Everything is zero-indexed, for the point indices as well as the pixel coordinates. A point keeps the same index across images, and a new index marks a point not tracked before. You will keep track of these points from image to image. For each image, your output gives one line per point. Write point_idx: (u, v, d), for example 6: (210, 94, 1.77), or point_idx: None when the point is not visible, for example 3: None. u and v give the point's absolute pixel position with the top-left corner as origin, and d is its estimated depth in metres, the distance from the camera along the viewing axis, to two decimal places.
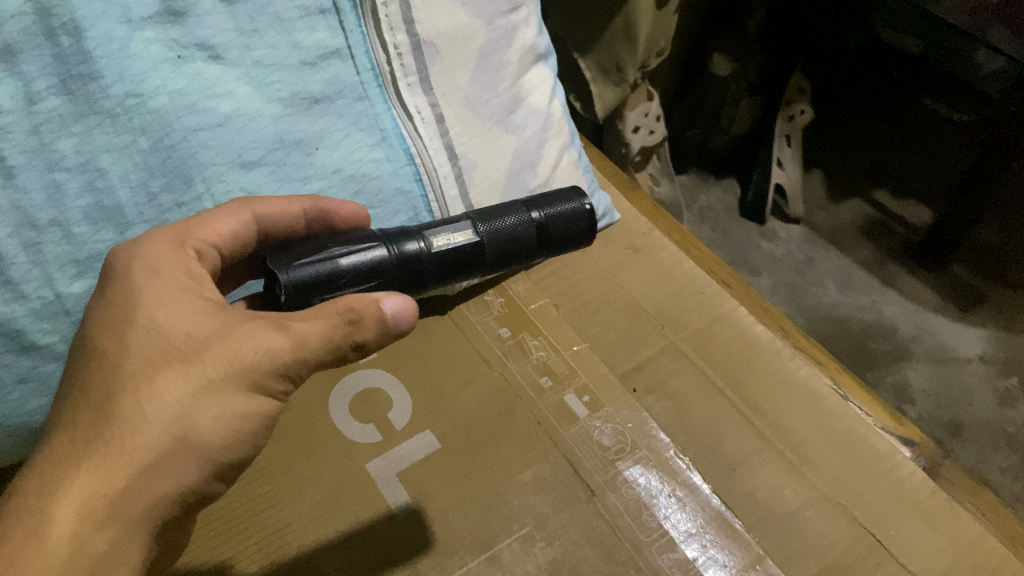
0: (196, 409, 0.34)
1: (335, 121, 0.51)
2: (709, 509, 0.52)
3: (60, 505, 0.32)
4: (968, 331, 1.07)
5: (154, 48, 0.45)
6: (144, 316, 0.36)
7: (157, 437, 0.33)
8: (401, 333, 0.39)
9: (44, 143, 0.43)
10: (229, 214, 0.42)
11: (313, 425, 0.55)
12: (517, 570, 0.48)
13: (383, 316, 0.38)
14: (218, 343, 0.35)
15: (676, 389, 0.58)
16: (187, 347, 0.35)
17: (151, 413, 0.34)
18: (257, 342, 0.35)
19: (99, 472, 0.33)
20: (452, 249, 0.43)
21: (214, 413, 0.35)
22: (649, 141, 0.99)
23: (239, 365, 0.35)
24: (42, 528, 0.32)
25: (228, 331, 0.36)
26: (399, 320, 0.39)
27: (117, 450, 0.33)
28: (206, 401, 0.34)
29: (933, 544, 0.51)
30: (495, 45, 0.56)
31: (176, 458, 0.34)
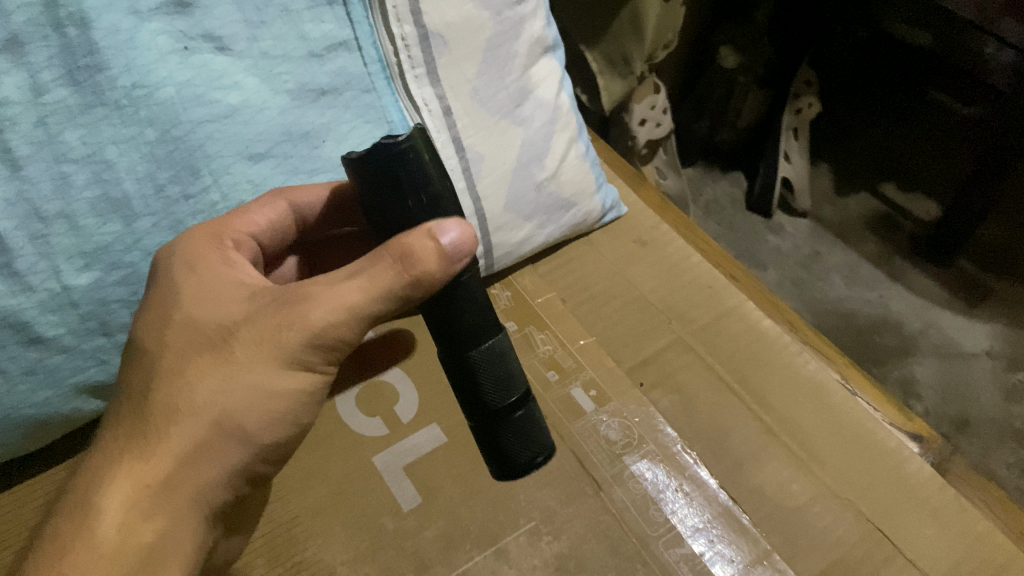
0: (230, 396, 0.34)
1: (342, 113, 0.51)
2: (716, 504, 0.52)
3: (97, 495, 0.33)
4: (975, 326, 1.06)
5: (161, 39, 0.45)
6: (178, 311, 0.36)
7: (202, 428, 0.34)
8: (455, 258, 0.34)
9: (51, 134, 0.42)
10: (266, 207, 0.44)
11: (326, 418, 0.55)
12: (523, 564, 0.48)
13: (437, 235, 0.33)
14: (249, 325, 0.35)
15: (684, 384, 0.58)
16: (215, 335, 0.35)
17: (194, 403, 0.34)
18: (290, 316, 0.34)
19: (146, 465, 0.33)
20: (507, 350, 0.37)
21: (252, 395, 0.35)
22: (655, 133, 0.98)
23: (269, 344, 0.34)
24: (90, 523, 0.33)
25: (258, 311, 0.35)
26: (457, 251, 0.34)
27: (155, 441, 0.34)
28: (241, 385, 0.34)
29: (941, 540, 0.51)
30: (504, 36, 0.55)
31: (218, 442, 0.34)
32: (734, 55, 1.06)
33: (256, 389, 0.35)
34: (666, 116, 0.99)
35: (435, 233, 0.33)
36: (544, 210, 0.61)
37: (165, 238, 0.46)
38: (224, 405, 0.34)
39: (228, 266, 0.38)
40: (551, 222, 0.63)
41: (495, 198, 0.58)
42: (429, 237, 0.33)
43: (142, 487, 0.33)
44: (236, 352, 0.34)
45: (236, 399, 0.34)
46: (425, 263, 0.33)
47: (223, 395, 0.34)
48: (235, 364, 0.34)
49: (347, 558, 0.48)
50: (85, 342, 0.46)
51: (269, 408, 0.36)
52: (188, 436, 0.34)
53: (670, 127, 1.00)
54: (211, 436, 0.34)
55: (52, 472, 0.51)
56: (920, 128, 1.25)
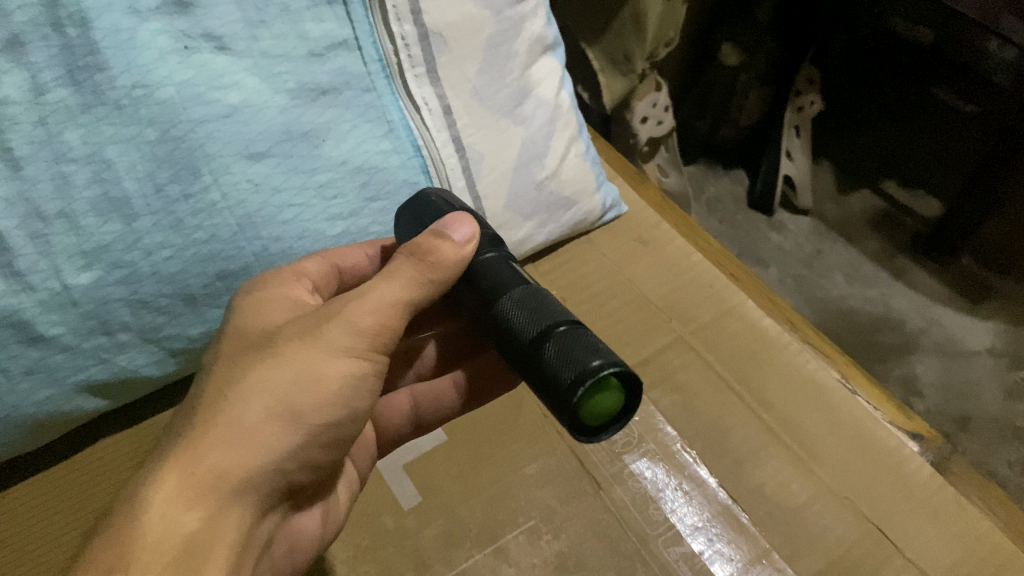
0: (273, 378, 0.35)
1: (342, 112, 0.51)
2: (716, 503, 0.52)
3: (143, 487, 0.33)
4: (977, 324, 1.06)
5: (161, 39, 0.45)
6: (230, 325, 0.39)
7: (252, 407, 0.35)
8: (467, 243, 0.39)
9: (51, 134, 0.42)
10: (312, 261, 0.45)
11: None
12: (523, 562, 0.48)
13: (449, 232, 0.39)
14: (291, 328, 0.37)
15: (684, 383, 0.58)
16: (260, 339, 0.37)
17: (242, 388, 0.35)
18: (335, 317, 0.36)
19: (196, 451, 0.34)
20: (531, 304, 0.36)
21: (296, 378, 0.35)
22: (656, 131, 0.99)
23: (309, 338, 0.36)
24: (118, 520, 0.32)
25: (299, 319, 0.37)
26: (463, 236, 0.39)
27: (206, 427, 0.34)
28: (284, 366, 0.35)
29: (941, 539, 0.51)
30: (503, 36, 0.56)
31: (269, 425, 0.35)
32: (736, 53, 1.05)
33: (303, 371, 0.36)
34: (668, 113, 0.99)
35: (448, 231, 0.39)
36: (545, 209, 0.61)
37: (165, 238, 0.46)
38: (272, 388, 0.35)
39: (282, 285, 0.41)
40: (551, 221, 0.63)
41: (496, 197, 0.58)
42: (443, 233, 0.39)
43: (190, 475, 0.33)
44: (280, 345, 0.36)
45: (281, 382, 0.35)
46: (444, 251, 0.38)
47: (269, 380, 0.35)
48: (279, 355, 0.36)
49: (347, 557, 0.48)
50: (86, 342, 0.45)
51: (315, 394, 0.36)
52: (235, 423, 0.34)
53: (672, 125, 1.00)
54: (260, 418, 0.35)
55: (47, 474, 0.51)
56: (921, 126, 1.25)
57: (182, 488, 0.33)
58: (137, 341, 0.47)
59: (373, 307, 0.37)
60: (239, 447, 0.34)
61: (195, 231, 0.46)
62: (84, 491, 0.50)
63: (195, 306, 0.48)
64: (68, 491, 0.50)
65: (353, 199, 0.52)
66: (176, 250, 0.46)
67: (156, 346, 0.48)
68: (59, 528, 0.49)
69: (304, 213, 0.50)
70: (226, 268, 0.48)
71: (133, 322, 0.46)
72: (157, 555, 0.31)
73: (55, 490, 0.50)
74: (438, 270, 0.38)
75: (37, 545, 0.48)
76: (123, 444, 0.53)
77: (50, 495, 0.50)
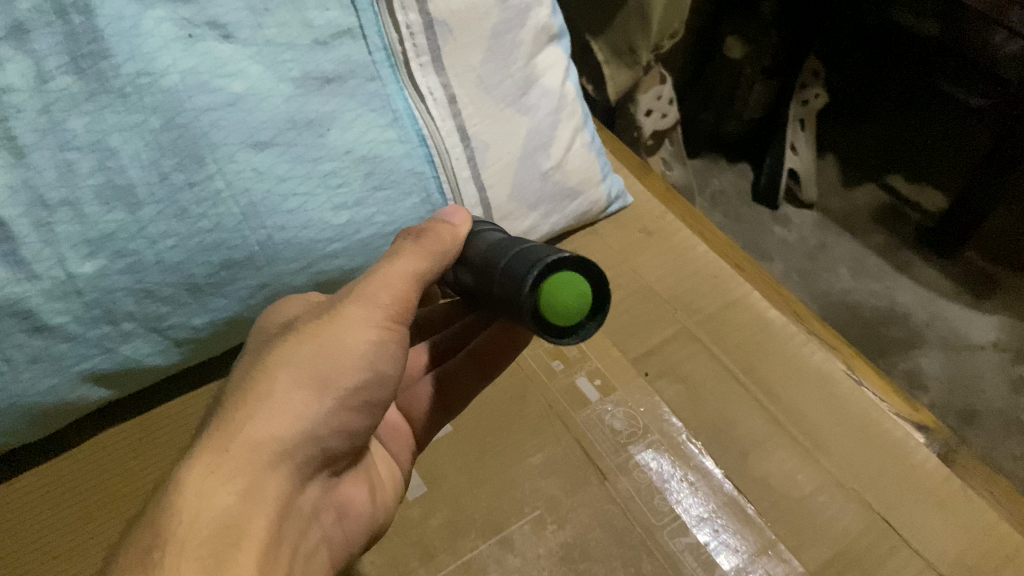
0: (295, 354, 0.36)
1: (346, 101, 0.51)
2: (721, 494, 0.52)
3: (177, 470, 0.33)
4: (982, 318, 1.06)
5: (165, 27, 0.44)
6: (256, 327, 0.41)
7: (278, 382, 0.35)
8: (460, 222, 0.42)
9: (55, 122, 0.42)
10: None
11: None
12: (528, 553, 0.48)
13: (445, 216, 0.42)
14: (310, 314, 0.38)
15: (690, 373, 0.58)
16: (281, 330, 0.38)
17: (266, 367, 0.36)
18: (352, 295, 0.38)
19: (226, 429, 0.34)
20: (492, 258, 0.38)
21: (318, 351, 0.36)
22: (660, 124, 0.98)
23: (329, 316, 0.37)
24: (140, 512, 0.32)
25: (316, 307, 0.39)
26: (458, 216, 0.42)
27: (234, 408, 0.35)
28: (305, 342, 0.36)
29: (947, 531, 0.51)
30: (508, 24, 0.56)
31: (298, 397, 0.35)
32: (741, 46, 1.05)
33: (324, 343, 0.37)
34: (672, 107, 0.98)
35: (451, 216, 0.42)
36: (549, 199, 0.61)
37: (169, 226, 0.45)
38: (295, 363, 0.36)
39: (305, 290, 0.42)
40: (556, 211, 0.62)
41: (500, 187, 0.58)
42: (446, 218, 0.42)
43: (224, 451, 0.33)
44: (305, 327, 0.37)
45: (307, 355, 0.36)
46: (446, 228, 0.41)
47: (297, 356, 0.36)
48: (302, 334, 0.37)
49: None
50: (90, 330, 0.45)
51: (339, 362, 0.36)
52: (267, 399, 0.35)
53: (676, 118, 1.00)
54: (288, 391, 0.35)
55: (52, 462, 0.50)
56: (926, 119, 1.24)
57: (218, 466, 0.33)
58: (141, 330, 0.47)
59: (390, 282, 0.38)
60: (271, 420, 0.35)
61: (199, 219, 0.46)
62: (88, 480, 0.49)
63: (199, 295, 0.48)
64: (72, 479, 0.49)
65: (357, 189, 0.51)
66: (181, 238, 0.46)
67: (160, 336, 0.48)
68: (61, 517, 0.48)
69: (308, 203, 0.49)
70: (231, 256, 0.47)
71: (137, 311, 0.46)
72: (194, 532, 0.31)
73: (59, 479, 0.49)
74: (443, 243, 0.40)
75: (40, 534, 0.47)
76: (130, 433, 0.52)
77: (53, 483, 0.49)
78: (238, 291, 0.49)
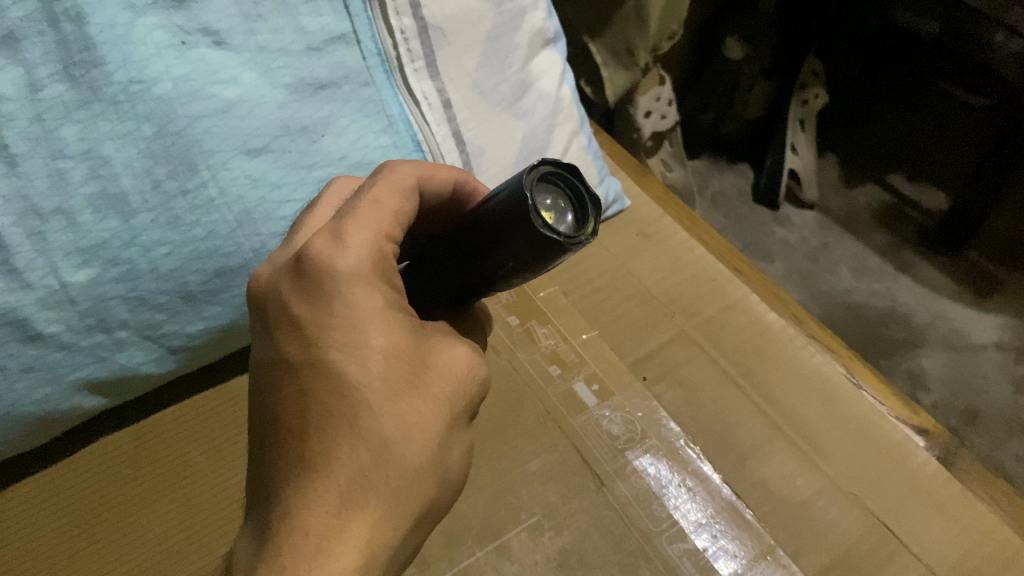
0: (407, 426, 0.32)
1: (341, 107, 0.50)
2: (720, 499, 0.51)
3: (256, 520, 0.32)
4: (984, 317, 1.05)
5: (157, 34, 0.44)
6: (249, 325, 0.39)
7: (404, 457, 0.32)
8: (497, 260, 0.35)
9: (47, 131, 0.42)
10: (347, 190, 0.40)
11: None
12: (526, 560, 0.48)
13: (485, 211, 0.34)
14: (415, 361, 0.33)
15: (687, 378, 0.58)
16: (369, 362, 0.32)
17: (379, 432, 0.31)
18: (445, 359, 0.34)
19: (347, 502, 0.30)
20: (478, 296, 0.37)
21: (419, 429, 0.32)
22: (660, 125, 0.98)
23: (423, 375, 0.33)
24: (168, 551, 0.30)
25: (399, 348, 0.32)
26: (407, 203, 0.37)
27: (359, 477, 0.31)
28: (408, 412, 0.32)
29: (948, 534, 0.51)
30: (504, 28, 0.56)
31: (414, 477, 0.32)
32: (740, 46, 1.03)
33: (423, 421, 0.32)
34: (672, 108, 0.98)
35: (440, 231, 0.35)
36: None
37: (162, 235, 0.45)
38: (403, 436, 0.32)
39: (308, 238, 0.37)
40: None
41: None
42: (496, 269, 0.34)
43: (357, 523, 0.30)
44: (414, 392, 0.32)
45: (398, 432, 0.32)
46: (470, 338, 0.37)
47: (412, 428, 0.32)
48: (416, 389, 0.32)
49: None
50: (83, 339, 0.45)
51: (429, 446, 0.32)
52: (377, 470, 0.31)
53: (675, 119, 0.99)
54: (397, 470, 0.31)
55: (48, 469, 0.50)
56: (926, 118, 1.24)
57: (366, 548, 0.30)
58: (135, 338, 0.47)
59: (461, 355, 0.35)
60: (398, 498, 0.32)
61: (193, 227, 0.46)
62: (83, 487, 0.49)
63: (193, 303, 0.47)
64: (67, 486, 0.49)
65: None
66: (174, 246, 0.45)
67: (155, 344, 0.48)
68: (60, 527, 0.47)
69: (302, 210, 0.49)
70: (224, 264, 0.47)
71: (131, 319, 0.46)
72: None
73: (55, 488, 0.49)
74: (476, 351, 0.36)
75: (39, 546, 0.47)
76: (126, 441, 0.51)
77: (49, 491, 0.49)
78: (232, 298, 0.49)
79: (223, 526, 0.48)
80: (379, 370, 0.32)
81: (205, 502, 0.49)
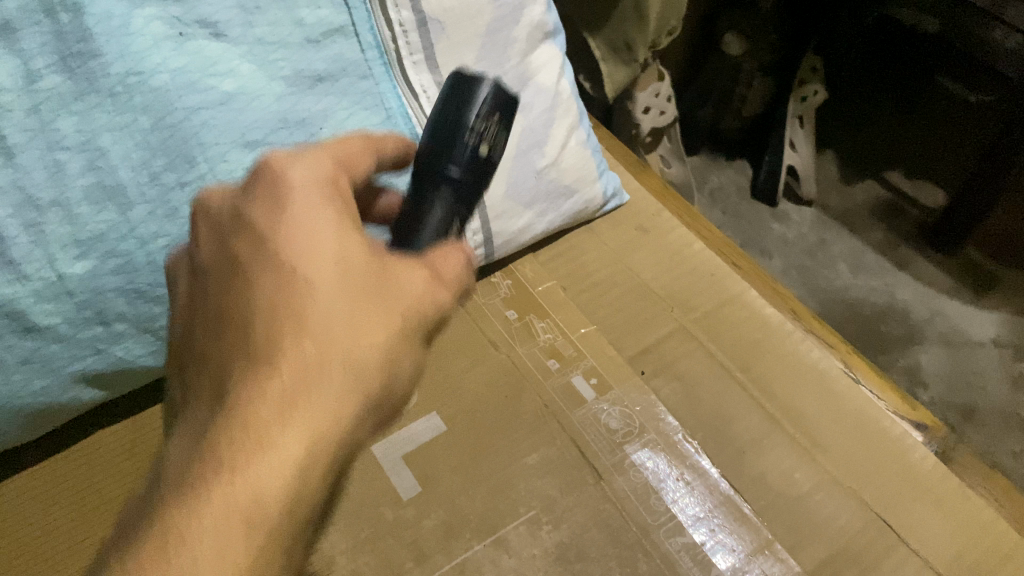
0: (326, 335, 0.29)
1: (338, 101, 0.50)
2: (718, 493, 0.51)
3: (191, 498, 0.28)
4: (982, 314, 1.05)
5: (155, 25, 0.45)
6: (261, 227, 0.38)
7: (309, 368, 0.29)
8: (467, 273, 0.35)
9: (44, 122, 0.42)
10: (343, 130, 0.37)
11: None
12: (524, 553, 0.48)
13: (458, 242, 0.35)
14: (369, 274, 0.31)
15: (686, 372, 0.58)
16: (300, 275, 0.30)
17: (288, 343, 0.29)
18: (401, 275, 0.32)
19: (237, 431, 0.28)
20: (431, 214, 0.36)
21: (336, 333, 0.30)
22: (659, 121, 0.98)
23: (372, 284, 0.31)
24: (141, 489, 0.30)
25: (343, 259, 0.31)
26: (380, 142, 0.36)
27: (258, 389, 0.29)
28: (332, 321, 0.30)
29: (946, 529, 0.51)
30: (503, 22, 0.56)
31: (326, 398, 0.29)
32: (739, 42, 1.03)
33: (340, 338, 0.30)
34: (672, 103, 0.98)
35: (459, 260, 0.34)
36: (545, 197, 0.61)
37: (161, 227, 0.45)
38: (321, 345, 0.29)
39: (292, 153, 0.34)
40: (552, 210, 0.62)
41: (495, 184, 0.57)
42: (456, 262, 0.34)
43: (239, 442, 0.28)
44: (313, 284, 0.30)
45: (309, 342, 0.29)
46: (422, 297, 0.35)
47: (332, 338, 0.29)
48: (353, 296, 0.30)
49: (346, 547, 0.47)
50: (81, 332, 0.45)
51: (354, 360, 0.30)
52: (277, 381, 0.29)
53: (673, 116, 1.00)
54: (298, 384, 0.29)
55: (43, 464, 0.50)
56: (925, 116, 1.24)
57: (225, 513, 0.27)
58: (133, 331, 0.46)
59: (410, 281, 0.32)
60: (287, 427, 0.28)
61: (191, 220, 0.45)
62: (80, 482, 0.49)
63: None
64: (63, 482, 0.49)
65: None
66: (173, 238, 0.45)
67: (153, 337, 0.47)
68: (58, 519, 0.47)
69: None
70: None
71: (129, 312, 0.45)
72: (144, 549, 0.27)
73: (52, 481, 0.49)
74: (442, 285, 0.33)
75: (36, 539, 0.46)
76: (124, 435, 0.51)
77: (45, 486, 0.49)
78: None
79: None
80: (301, 270, 0.30)
81: None
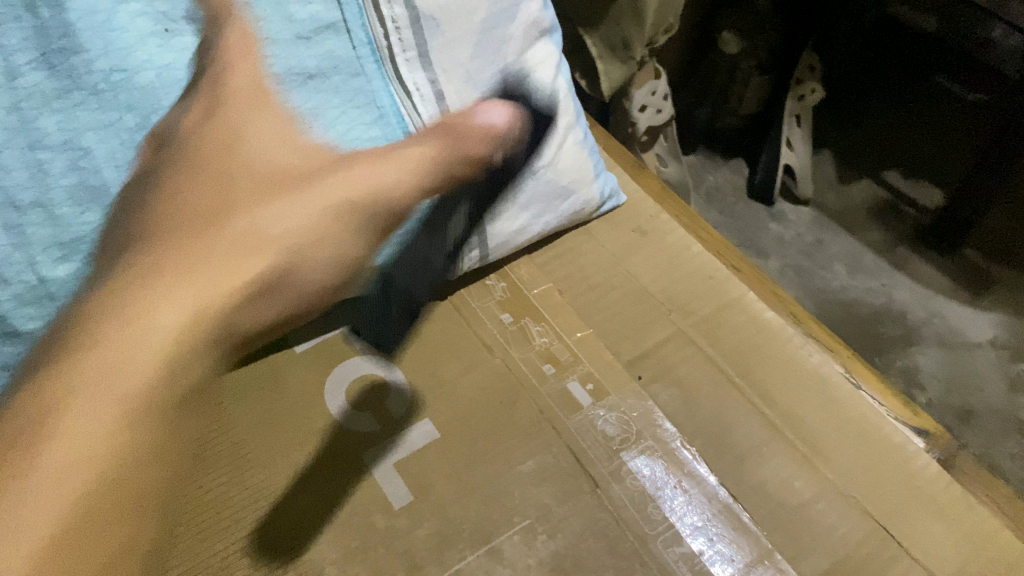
0: (165, 318, 0.34)
1: (330, 97, 0.50)
2: (716, 502, 0.50)
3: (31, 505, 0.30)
4: (980, 316, 1.05)
5: (140, 21, 0.44)
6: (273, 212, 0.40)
7: (146, 368, 0.33)
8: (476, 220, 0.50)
9: (26, 121, 0.42)
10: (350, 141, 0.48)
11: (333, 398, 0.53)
12: (518, 563, 0.47)
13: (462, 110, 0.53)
14: (252, 231, 0.41)
15: (684, 377, 0.57)
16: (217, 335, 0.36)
17: (157, 321, 0.34)
18: (243, 259, 0.39)
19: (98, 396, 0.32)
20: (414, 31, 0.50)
21: (172, 315, 0.34)
22: (655, 120, 0.97)
23: (228, 251, 0.38)
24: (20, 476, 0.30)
25: (230, 209, 0.41)
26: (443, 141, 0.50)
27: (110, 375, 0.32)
28: (183, 289, 0.35)
29: (948, 539, 0.50)
30: (498, 19, 0.54)
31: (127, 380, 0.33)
32: (737, 41, 1.03)
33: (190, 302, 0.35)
34: (667, 102, 0.97)
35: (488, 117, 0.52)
36: (541, 198, 0.60)
37: None
38: (175, 323, 0.34)
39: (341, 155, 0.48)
40: (548, 211, 0.61)
41: (491, 185, 0.56)
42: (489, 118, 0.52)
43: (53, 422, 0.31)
44: (168, 258, 0.36)
45: (130, 320, 0.33)
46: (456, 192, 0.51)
47: (160, 311, 0.34)
48: (179, 275, 0.36)
49: (336, 557, 0.46)
50: None
51: (146, 357, 0.33)
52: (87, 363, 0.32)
53: (670, 114, 0.98)
54: (117, 356, 0.33)
55: None
56: (924, 116, 1.23)
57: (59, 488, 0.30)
58: None
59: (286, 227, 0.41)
60: (92, 406, 0.31)
61: None
62: None
63: None
64: None
65: None
66: None
67: None
68: None
69: None
70: None
71: None
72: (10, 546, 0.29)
73: None
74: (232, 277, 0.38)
75: None
76: None
77: None
78: None
79: (206, 531, 0.47)
80: (166, 286, 0.35)
81: (188, 503, 0.48)
